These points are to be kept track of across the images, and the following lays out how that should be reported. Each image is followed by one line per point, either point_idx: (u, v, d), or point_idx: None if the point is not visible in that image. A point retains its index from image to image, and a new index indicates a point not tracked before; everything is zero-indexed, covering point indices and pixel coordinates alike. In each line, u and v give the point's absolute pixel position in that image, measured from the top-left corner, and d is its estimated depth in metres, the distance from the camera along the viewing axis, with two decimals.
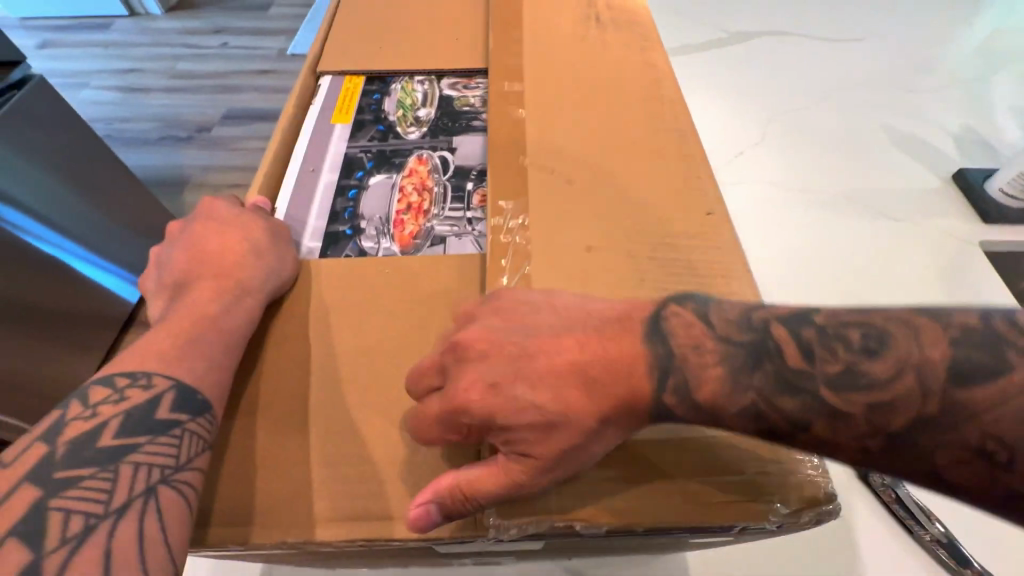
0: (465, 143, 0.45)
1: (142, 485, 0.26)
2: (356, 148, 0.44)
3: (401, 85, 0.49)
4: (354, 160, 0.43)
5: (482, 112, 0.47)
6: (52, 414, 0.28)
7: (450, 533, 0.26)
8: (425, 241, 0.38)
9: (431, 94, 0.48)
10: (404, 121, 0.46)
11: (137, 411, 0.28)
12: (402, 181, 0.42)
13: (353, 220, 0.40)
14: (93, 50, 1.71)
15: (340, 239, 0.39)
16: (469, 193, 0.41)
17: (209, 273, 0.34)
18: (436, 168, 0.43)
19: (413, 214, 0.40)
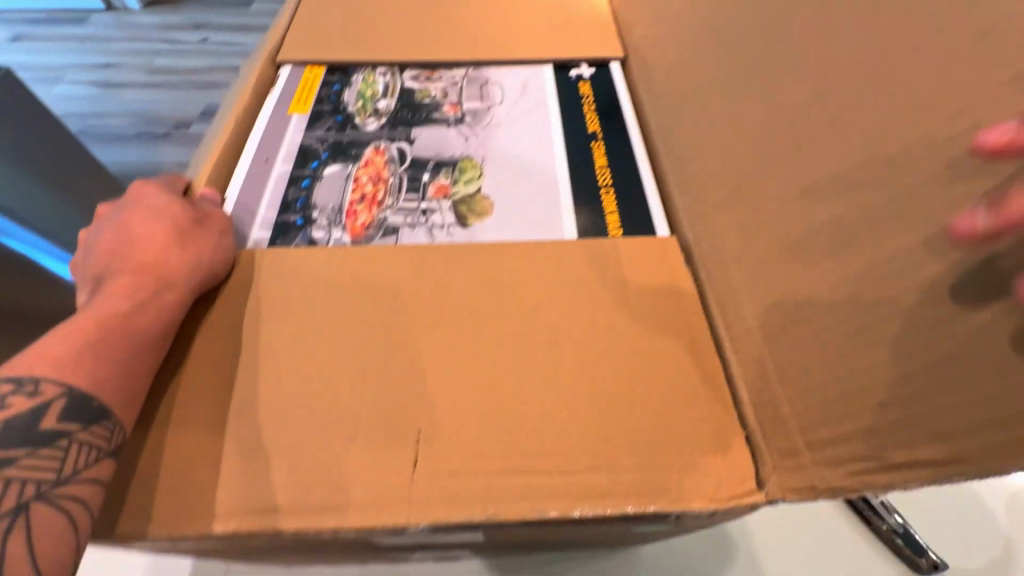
0: (423, 135, 0.44)
1: (12, 502, 0.25)
2: (312, 138, 0.44)
3: (362, 76, 0.49)
4: (310, 150, 0.43)
5: (442, 105, 0.46)
6: None
7: (382, 523, 0.26)
8: (377, 232, 0.38)
9: (392, 85, 0.48)
10: (362, 112, 0.46)
11: (17, 422, 0.26)
12: (357, 171, 0.41)
13: (305, 210, 0.39)
14: (68, 43, 1.68)
15: (290, 229, 0.38)
16: (424, 184, 0.41)
17: (131, 268, 0.32)
18: (392, 159, 0.42)
19: (366, 205, 0.39)
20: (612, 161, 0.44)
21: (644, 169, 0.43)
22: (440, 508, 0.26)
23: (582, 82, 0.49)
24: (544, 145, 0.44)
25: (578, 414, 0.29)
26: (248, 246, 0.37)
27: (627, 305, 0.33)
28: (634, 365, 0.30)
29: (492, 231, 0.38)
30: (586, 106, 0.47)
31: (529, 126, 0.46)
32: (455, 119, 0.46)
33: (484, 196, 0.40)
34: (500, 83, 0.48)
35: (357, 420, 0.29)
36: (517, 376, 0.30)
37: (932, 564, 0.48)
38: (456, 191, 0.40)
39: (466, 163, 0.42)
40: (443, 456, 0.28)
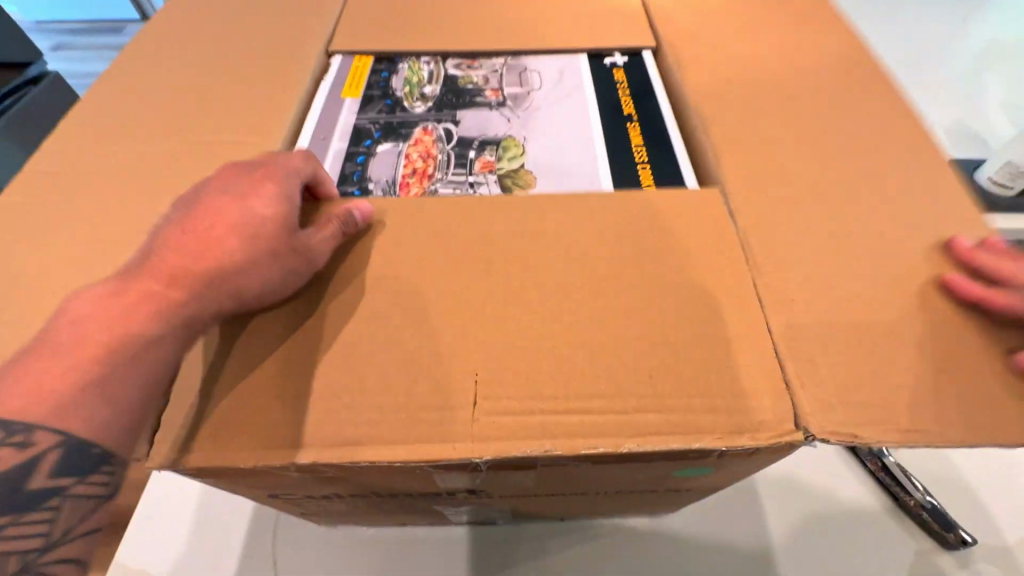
0: (468, 117, 0.47)
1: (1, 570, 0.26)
2: (364, 119, 0.47)
3: (408, 64, 0.52)
4: (363, 130, 0.46)
5: (485, 90, 0.49)
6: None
7: (448, 455, 0.28)
8: None
9: (436, 73, 0.51)
10: (410, 97, 0.49)
11: (9, 478, 0.27)
12: (408, 149, 0.44)
13: (362, 182, 0.42)
14: (107, 52, 1.76)
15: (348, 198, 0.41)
16: (471, 161, 0.43)
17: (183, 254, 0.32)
18: (440, 138, 0.45)
19: (418, 178, 0.42)
20: (646, 140, 0.46)
21: (678, 148, 0.45)
22: (497, 444, 0.29)
23: (616, 70, 0.51)
24: (582, 125, 0.46)
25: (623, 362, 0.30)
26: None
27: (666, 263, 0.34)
28: (675, 319, 0.32)
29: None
30: (621, 91, 0.50)
31: (567, 109, 0.48)
32: (497, 103, 0.48)
33: (527, 172, 0.43)
34: (538, 71, 0.51)
35: (418, 365, 0.31)
36: (566, 327, 0.32)
37: (960, 540, 0.50)
38: (501, 166, 0.43)
39: (510, 142, 0.45)
40: (500, 396, 0.30)
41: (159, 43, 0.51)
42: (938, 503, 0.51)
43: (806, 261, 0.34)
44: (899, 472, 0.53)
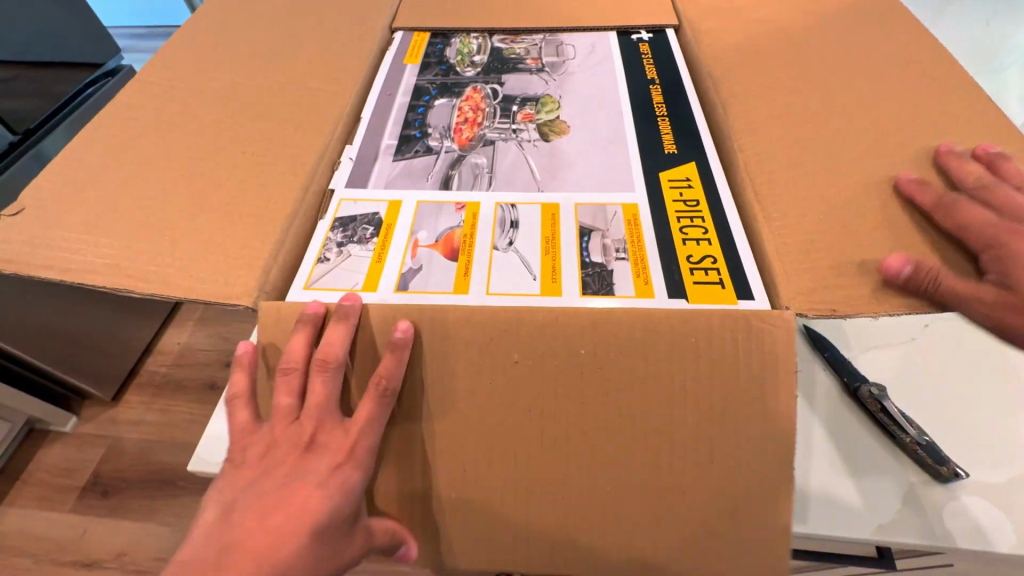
0: (511, 80, 0.55)
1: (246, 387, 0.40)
2: (424, 80, 0.55)
3: (460, 39, 0.60)
4: (422, 88, 0.54)
5: (526, 59, 0.57)
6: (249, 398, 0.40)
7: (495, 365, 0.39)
8: (478, 143, 0.49)
9: (485, 46, 0.59)
10: (462, 64, 0.57)
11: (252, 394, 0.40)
12: (461, 103, 0.52)
13: (422, 127, 0.51)
14: None
15: (412, 139, 0.50)
16: (514, 113, 0.51)
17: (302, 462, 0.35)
18: (488, 95, 0.53)
19: (469, 125, 0.50)
20: (666, 99, 0.53)
21: (695, 108, 0.52)
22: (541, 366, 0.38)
23: (643, 44, 0.59)
24: (609, 88, 0.54)
25: (656, 305, 0.38)
26: (367, 187, 0.46)
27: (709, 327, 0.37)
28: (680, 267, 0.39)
29: (569, 148, 0.48)
30: (644, 60, 0.57)
31: (598, 73, 0.55)
32: (537, 69, 0.56)
33: (562, 122, 0.51)
34: (573, 45, 0.59)
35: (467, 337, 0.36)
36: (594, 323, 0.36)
37: (953, 472, 0.53)
38: (539, 118, 0.51)
39: (547, 99, 0.52)
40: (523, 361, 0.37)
41: (239, 10, 0.59)
42: (932, 440, 0.54)
43: (808, 181, 0.40)
44: (895, 411, 0.56)
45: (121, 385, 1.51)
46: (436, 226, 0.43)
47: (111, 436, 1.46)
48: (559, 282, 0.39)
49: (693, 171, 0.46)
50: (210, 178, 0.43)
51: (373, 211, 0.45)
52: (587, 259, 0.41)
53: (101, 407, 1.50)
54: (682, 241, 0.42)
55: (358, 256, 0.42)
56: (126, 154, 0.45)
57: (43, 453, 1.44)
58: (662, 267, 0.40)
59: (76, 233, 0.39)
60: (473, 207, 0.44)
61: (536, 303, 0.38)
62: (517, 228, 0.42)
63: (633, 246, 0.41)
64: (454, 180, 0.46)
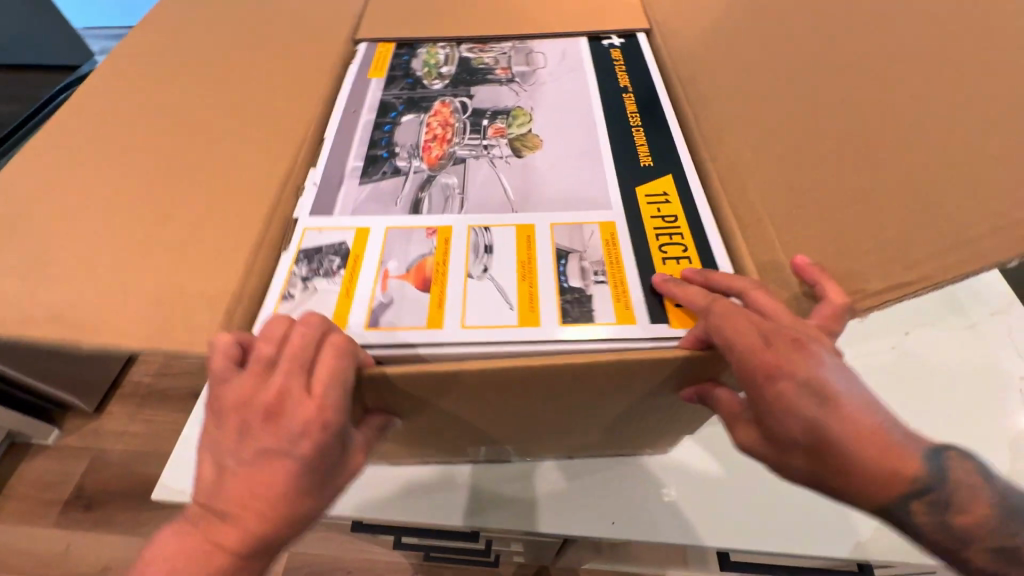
0: (481, 92, 0.53)
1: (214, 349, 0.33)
2: (390, 95, 0.53)
3: (426, 49, 0.58)
4: (389, 104, 0.52)
5: (495, 69, 0.55)
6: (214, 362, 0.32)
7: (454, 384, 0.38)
8: (448, 162, 0.47)
9: (452, 56, 0.57)
10: (429, 76, 0.55)
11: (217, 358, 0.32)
12: (429, 119, 0.51)
13: (389, 146, 0.49)
14: None
15: (379, 159, 0.48)
16: (484, 127, 0.50)
17: (266, 433, 0.30)
18: (457, 109, 0.51)
19: (438, 142, 0.49)
20: (640, 108, 0.51)
21: (671, 118, 0.50)
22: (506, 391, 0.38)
23: (614, 50, 0.57)
24: (582, 97, 0.52)
25: (639, 333, 0.36)
26: (334, 215, 0.45)
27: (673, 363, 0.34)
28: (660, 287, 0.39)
29: (542, 164, 0.47)
30: (617, 67, 0.55)
31: (569, 80, 0.54)
32: (507, 79, 0.54)
33: (535, 137, 0.49)
34: (544, 52, 0.57)
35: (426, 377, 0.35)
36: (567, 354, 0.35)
37: None
38: (510, 132, 0.49)
39: (519, 112, 0.51)
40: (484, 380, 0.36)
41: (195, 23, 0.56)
42: None
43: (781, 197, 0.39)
44: None
45: (104, 395, 1.49)
46: (406, 254, 0.41)
47: (95, 447, 1.43)
48: (537, 311, 0.38)
49: (671, 184, 0.45)
50: (157, 209, 0.41)
51: (341, 241, 0.43)
52: (566, 284, 0.39)
53: (83, 418, 1.48)
54: (663, 259, 0.41)
55: (326, 292, 0.40)
56: (65, 182, 0.43)
57: (26, 465, 1.42)
58: (644, 291, 0.39)
59: (10, 276, 0.37)
60: (445, 232, 0.42)
61: (512, 335, 0.37)
62: (492, 253, 0.41)
63: (613, 266, 0.40)
64: (425, 204, 0.45)
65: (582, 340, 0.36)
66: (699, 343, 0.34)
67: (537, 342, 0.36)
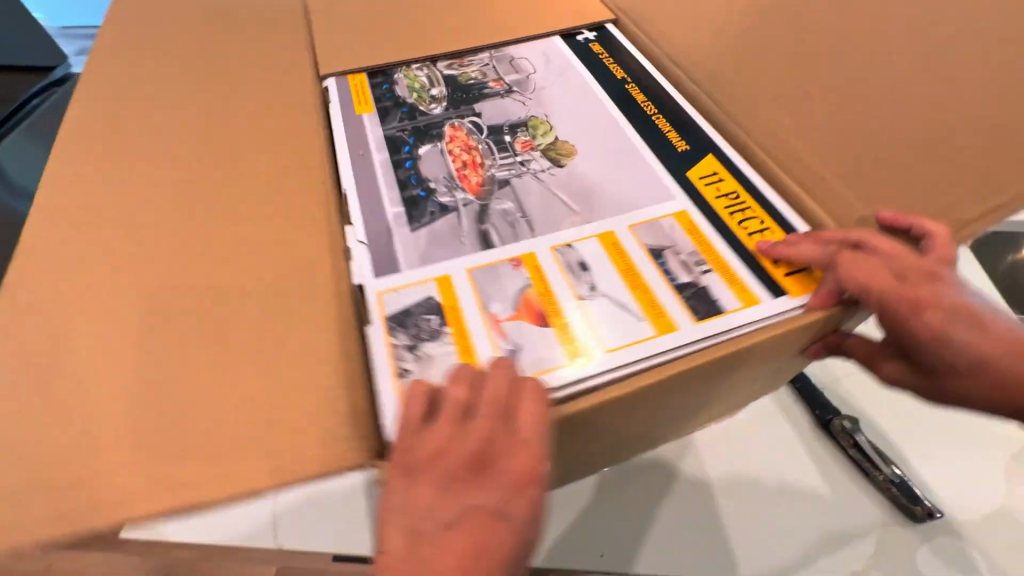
0: (486, 108, 0.53)
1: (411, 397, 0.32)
2: (392, 129, 0.52)
3: (403, 74, 0.57)
4: (397, 139, 0.51)
5: (487, 82, 0.55)
6: (415, 412, 0.32)
7: None
8: (493, 186, 0.47)
9: (434, 76, 0.56)
10: (423, 101, 0.54)
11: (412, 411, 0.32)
12: (448, 146, 0.50)
13: (422, 183, 0.48)
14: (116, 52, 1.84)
15: (418, 200, 0.47)
16: (512, 143, 0.50)
17: (487, 479, 0.29)
18: (471, 131, 0.51)
19: (471, 168, 0.49)
20: (648, 97, 0.54)
21: (684, 104, 0.53)
22: None
23: (592, 44, 0.60)
24: (595, 106, 0.53)
25: (768, 308, 0.39)
26: (400, 271, 0.43)
27: (811, 318, 0.38)
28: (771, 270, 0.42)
29: (585, 165, 0.49)
30: (604, 60, 0.58)
31: (569, 82, 0.55)
32: (505, 91, 0.54)
33: (564, 143, 0.51)
34: (526, 58, 0.58)
35: None
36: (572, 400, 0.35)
37: (926, 510, 0.53)
38: (539, 143, 0.50)
39: (536, 121, 0.52)
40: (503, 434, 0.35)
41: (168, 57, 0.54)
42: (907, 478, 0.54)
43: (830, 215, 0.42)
44: (867, 445, 0.56)
45: None
46: (505, 292, 0.41)
47: None
48: (667, 317, 0.39)
49: (715, 162, 0.48)
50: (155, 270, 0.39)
51: (425, 298, 0.41)
52: (677, 282, 0.41)
53: None
54: (747, 234, 0.44)
55: (442, 355, 0.38)
56: (53, 234, 0.40)
57: None
58: (749, 270, 0.42)
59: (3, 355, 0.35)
60: (529, 260, 0.42)
61: (661, 344, 0.38)
62: (588, 269, 0.42)
63: (705, 249, 0.43)
64: (491, 233, 0.44)
65: (729, 330, 0.38)
66: (830, 299, 0.38)
67: (682, 344, 0.38)
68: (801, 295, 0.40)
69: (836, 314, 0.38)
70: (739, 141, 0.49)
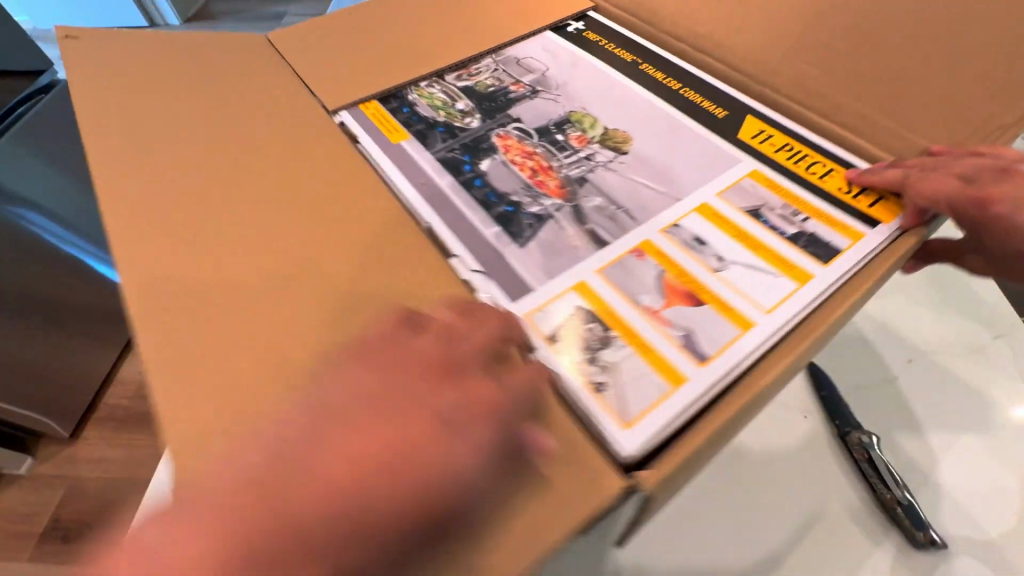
0: (524, 113, 0.55)
1: (588, 352, 0.39)
2: (441, 151, 0.52)
3: (417, 94, 0.56)
4: (453, 161, 0.51)
5: (507, 87, 0.57)
6: (591, 357, 0.38)
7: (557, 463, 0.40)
8: (573, 186, 0.49)
9: (451, 90, 0.56)
10: (455, 117, 0.54)
11: (589, 368, 0.38)
12: (507, 157, 0.51)
13: (503, 199, 0.48)
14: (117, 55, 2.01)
15: (509, 216, 0.47)
16: (567, 141, 0.52)
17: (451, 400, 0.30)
18: (522, 137, 0.53)
19: (543, 173, 0.50)
20: (665, 73, 0.60)
21: (702, 77, 0.59)
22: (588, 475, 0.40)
23: (584, 32, 0.64)
24: (624, 92, 0.57)
25: (872, 239, 0.46)
26: (534, 290, 0.42)
27: (906, 237, 0.46)
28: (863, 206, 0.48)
29: (646, 147, 0.52)
30: (605, 46, 0.62)
31: (586, 74, 0.59)
32: (531, 92, 0.57)
33: (615, 131, 0.54)
34: (532, 57, 0.61)
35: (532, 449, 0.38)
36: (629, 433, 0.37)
37: (928, 537, 0.58)
38: (594, 136, 0.53)
39: (580, 115, 0.55)
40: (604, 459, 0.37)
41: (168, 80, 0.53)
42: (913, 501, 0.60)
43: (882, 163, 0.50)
44: (880, 464, 0.62)
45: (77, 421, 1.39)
46: (646, 283, 0.42)
47: (71, 475, 1.35)
48: (798, 267, 0.43)
49: (759, 122, 0.55)
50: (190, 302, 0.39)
51: (576, 309, 0.41)
52: (788, 234, 0.46)
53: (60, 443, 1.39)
54: (821, 178, 0.50)
55: (626, 360, 0.38)
56: None
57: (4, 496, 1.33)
58: (838, 208, 0.48)
59: None
60: (649, 247, 0.45)
61: (806, 294, 0.42)
62: (705, 243, 0.45)
63: (790, 199, 0.49)
64: (597, 230, 0.46)
65: (851, 267, 0.44)
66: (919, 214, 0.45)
67: (825, 288, 0.42)
68: (891, 220, 0.47)
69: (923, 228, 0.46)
70: (772, 100, 0.56)
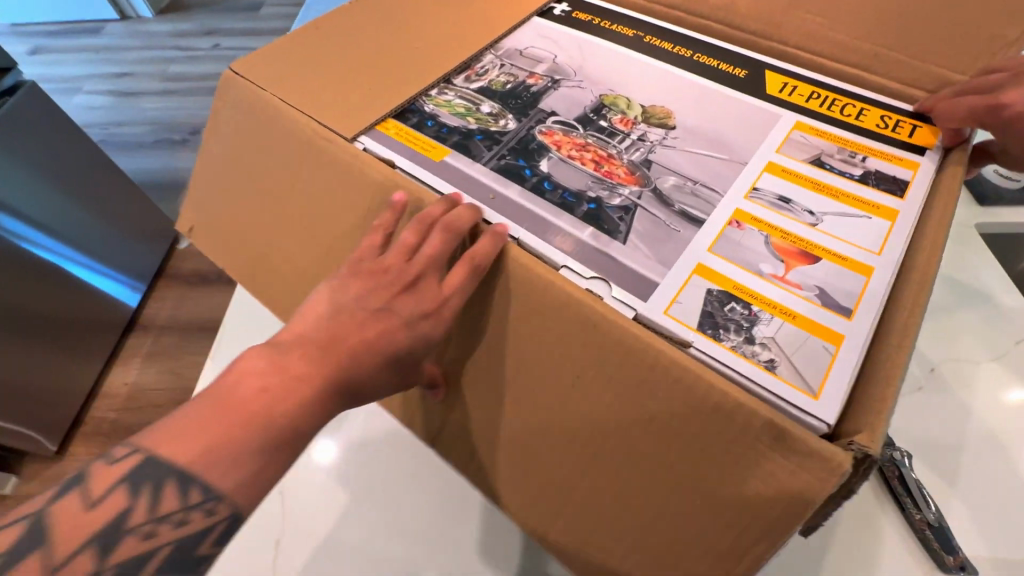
0: (555, 104, 0.51)
1: (740, 339, 0.36)
2: (491, 161, 0.47)
3: (433, 103, 0.51)
4: (511, 168, 0.46)
5: (525, 79, 0.53)
6: (745, 339, 0.36)
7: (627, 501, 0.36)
8: (641, 170, 0.46)
9: (467, 94, 0.52)
10: (488, 122, 0.50)
11: (746, 347, 0.36)
12: (563, 153, 0.47)
13: (580, 197, 0.44)
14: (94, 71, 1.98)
15: (596, 213, 0.43)
16: (612, 126, 0.49)
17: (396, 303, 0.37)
18: (567, 130, 0.49)
19: (607, 162, 0.46)
20: (674, 42, 0.56)
21: (710, 42, 0.55)
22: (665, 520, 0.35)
23: (573, 12, 0.60)
24: (634, 62, 0.54)
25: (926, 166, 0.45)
26: (660, 283, 0.39)
27: (954, 156, 0.45)
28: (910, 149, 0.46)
29: (688, 116, 0.49)
30: (601, 24, 0.58)
31: (595, 53, 0.55)
32: (551, 83, 0.53)
33: (653, 107, 0.50)
34: (532, 46, 0.56)
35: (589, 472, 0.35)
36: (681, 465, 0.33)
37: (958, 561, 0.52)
38: (636, 116, 0.49)
39: (612, 98, 0.51)
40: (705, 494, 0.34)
41: None
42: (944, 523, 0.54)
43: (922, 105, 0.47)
44: (912, 482, 0.56)
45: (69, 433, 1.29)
46: (761, 253, 0.40)
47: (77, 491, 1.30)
48: (883, 206, 0.42)
49: (779, 76, 0.51)
50: None
51: (710, 294, 0.38)
52: (857, 176, 0.44)
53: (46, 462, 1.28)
54: (861, 120, 0.48)
55: (781, 332, 0.36)
56: None
57: None
58: (890, 146, 0.46)
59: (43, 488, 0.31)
60: (742, 215, 0.42)
61: (903, 230, 0.41)
62: (792, 200, 0.43)
63: (849, 145, 0.46)
64: (687, 210, 0.43)
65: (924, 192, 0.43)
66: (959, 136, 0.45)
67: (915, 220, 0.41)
68: (931, 143, 0.46)
69: (966, 145, 0.45)
70: (787, 54, 0.53)
